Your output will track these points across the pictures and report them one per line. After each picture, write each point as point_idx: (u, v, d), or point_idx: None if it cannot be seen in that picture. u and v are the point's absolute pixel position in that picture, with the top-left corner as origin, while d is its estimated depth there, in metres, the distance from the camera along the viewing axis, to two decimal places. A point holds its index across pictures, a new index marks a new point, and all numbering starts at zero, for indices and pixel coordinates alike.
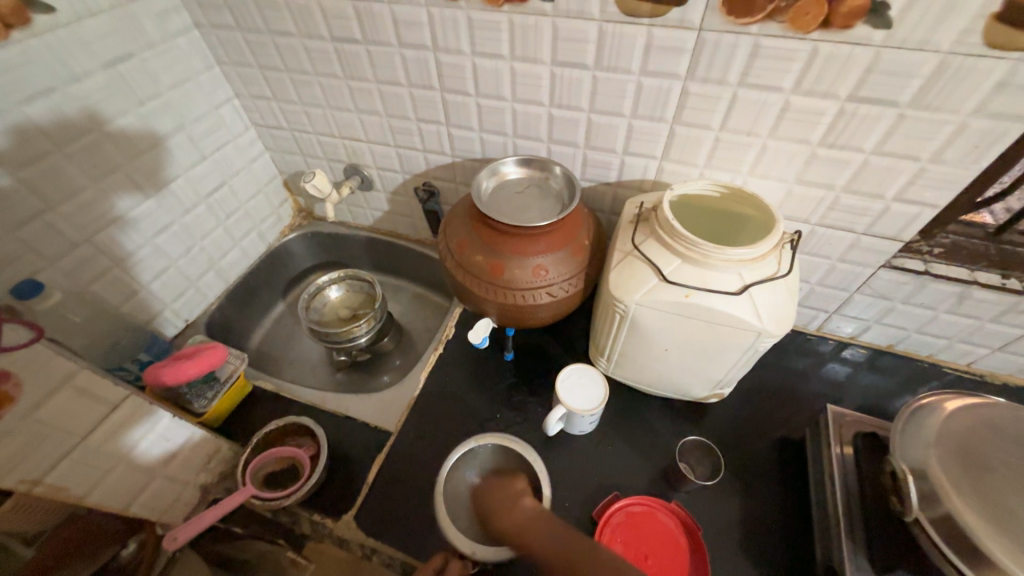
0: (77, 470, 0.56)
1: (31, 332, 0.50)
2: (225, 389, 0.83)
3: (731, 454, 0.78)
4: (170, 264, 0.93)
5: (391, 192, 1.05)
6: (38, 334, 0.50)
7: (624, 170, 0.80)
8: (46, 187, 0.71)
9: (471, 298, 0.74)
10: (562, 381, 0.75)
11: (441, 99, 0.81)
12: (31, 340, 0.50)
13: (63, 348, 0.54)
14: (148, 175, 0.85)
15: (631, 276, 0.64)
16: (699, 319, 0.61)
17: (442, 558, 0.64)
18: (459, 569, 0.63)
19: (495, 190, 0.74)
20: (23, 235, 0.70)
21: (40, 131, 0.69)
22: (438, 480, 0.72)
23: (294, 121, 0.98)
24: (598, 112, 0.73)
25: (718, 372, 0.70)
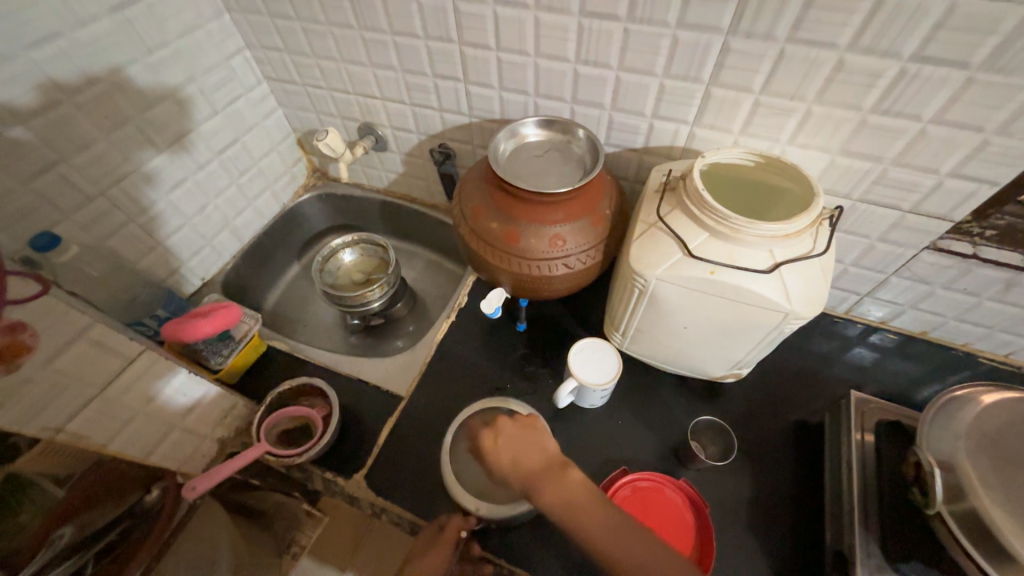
0: (98, 419, 0.58)
1: (37, 287, 0.48)
2: (240, 347, 0.84)
3: (745, 435, 0.76)
4: (184, 222, 0.93)
5: (405, 153, 1.02)
6: (43, 289, 0.49)
7: (652, 136, 0.75)
8: (57, 137, 0.70)
9: (484, 266, 0.72)
10: (574, 354, 0.74)
11: (460, 53, 0.76)
12: (37, 294, 0.48)
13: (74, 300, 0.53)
14: (160, 129, 0.84)
15: (654, 249, 0.60)
16: (723, 296, 0.58)
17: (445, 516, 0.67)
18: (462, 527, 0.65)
19: (513, 153, 0.70)
20: (37, 186, 0.69)
21: (47, 78, 0.67)
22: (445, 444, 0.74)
23: (307, 74, 0.94)
24: (628, 70, 0.67)
25: (738, 353, 0.68)
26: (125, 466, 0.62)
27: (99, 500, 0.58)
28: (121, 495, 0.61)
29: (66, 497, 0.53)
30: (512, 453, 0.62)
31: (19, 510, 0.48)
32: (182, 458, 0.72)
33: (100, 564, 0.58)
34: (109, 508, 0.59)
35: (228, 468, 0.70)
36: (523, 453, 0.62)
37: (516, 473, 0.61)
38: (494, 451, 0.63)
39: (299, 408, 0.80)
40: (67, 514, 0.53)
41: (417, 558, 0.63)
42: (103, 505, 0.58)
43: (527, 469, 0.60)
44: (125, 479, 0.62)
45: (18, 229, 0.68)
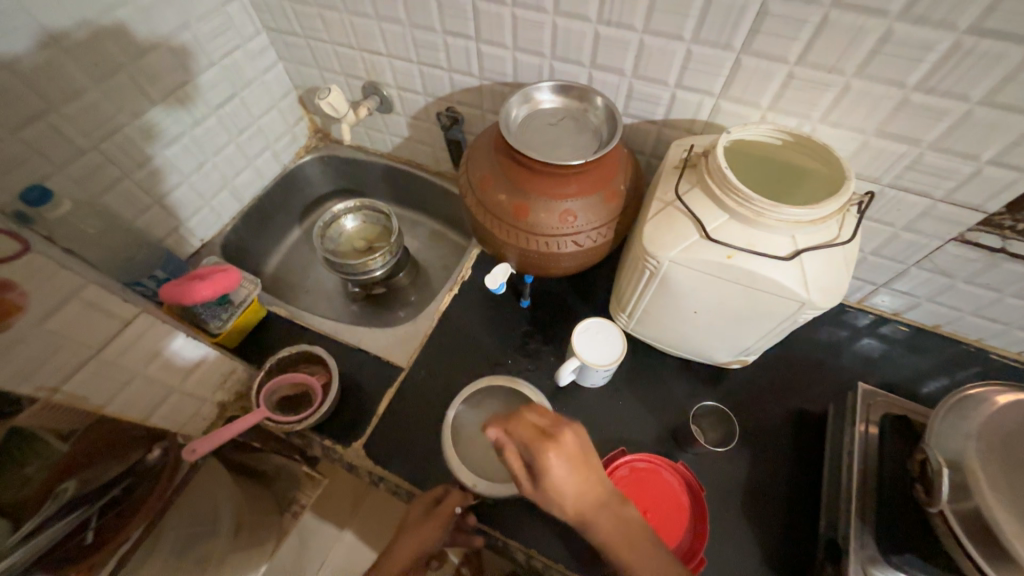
0: (94, 380, 0.55)
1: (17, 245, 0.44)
2: (240, 312, 0.83)
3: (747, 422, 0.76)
4: (182, 180, 0.89)
5: (411, 116, 0.97)
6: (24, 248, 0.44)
7: (673, 108, 0.70)
8: (45, 84, 0.66)
9: (490, 240, 0.69)
10: (578, 334, 0.73)
11: (472, 7, 0.71)
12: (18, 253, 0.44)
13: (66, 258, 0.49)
14: (153, 80, 0.79)
15: (669, 229, 0.58)
16: (738, 283, 0.56)
17: (442, 488, 0.68)
18: (457, 499, 0.66)
19: (526, 120, 0.66)
20: (26, 136, 0.66)
21: (31, 19, 0.62)
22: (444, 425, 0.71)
23: (309, 26, 0.88)
24: (653, 34, 0.62)
25: (747, 339, 0.66)
26: (126, 424, 0.61)
27: (101, 456, 0.57)
28: (123, 451, 0.61)
29: (71, 451, 0.53)
30: (572, 476, 0.55)
31: (31, 460, 0.48)
32: (181, 421, 0.71)
33: (105, 517, 0.59)
34: (111, 465, 0.59)
35: (227, 433, 0.69)
36: (581, 478, 0.56)
37: (573, 500, 0.55)
38: (555, 472, 0.55)
39: (299, 375, 0.80)
40: (71, 468, 0.53)
41: (409, 529, 0.66)
42: (104, 459, 0.58)
43: (584, 496, 0.56)
44: (126, 438, 0.61)
45: (9, 181, 0.66)
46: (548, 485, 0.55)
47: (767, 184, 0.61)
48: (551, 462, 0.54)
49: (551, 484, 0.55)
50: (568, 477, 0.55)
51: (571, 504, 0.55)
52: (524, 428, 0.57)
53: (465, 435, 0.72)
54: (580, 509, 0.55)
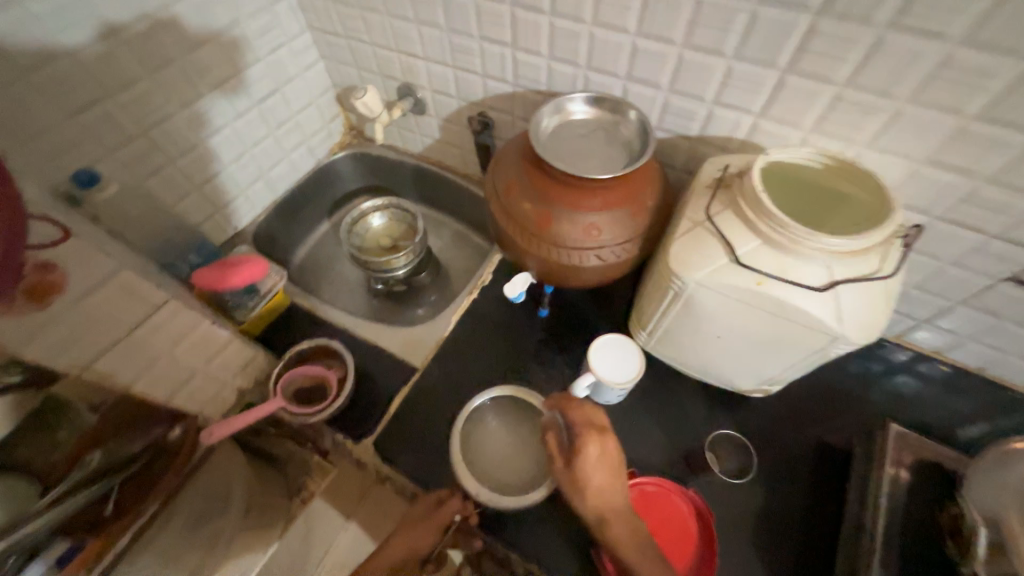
0: (123, 359, 0.58)
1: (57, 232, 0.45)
2: (264, 302, 0.86)
3: (766, 454, 0.72)
4: (221, 170, 0.92)
5: (443, 119, 0.98)
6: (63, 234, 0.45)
7: (709, 124, 0.68)
8: (102, 73, 0.69)
9: (512, 247, 0.69)
10: (595, 349, 0.71)
11: (510, 15, 0.71)
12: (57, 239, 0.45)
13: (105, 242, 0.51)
14: (201, 74, 0.82)
15: (697, 250, 0.56)
16: (767, 310, 0.54)
17: (447, 492, 0.68)
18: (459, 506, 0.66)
19: (556, 130, 0.65)
20: (82, 121, 0.69)
21: (93, 11, 0.65)
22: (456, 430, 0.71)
23: (350, 27, 0.90)
24: (693, 48, 0.61)
25: (772, 369, 0.63)
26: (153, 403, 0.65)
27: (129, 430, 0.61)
28: (148, 427, 0.65)
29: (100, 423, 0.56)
30: (605, 477, 0.57)
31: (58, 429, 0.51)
32: (203, 403, 0.73)
33: None
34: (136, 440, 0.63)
35: (247, 421, 0.72)
36: (612, 483, 0.57)
37: (597, 501, 0.56)
38: (592, 466, 0.57)
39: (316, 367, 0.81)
40: (98, 439, 0.56)
41: (407, 527, 0.67)
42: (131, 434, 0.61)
43: (610, 501, 0.56)
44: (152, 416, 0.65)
45: (63, 163, 0.69)
46: (580, 476, 0.57)
47: (807, 206, 0.60)
48: (589, 448, 0.57)
49: (584, 473, 0.57)
50: (599, 477, 0.57)
51: (594, 505, 0.56)
52: (575, 415, 0.61)
53: (473, 442, 0.72)
54: (601, 511, 0.56)
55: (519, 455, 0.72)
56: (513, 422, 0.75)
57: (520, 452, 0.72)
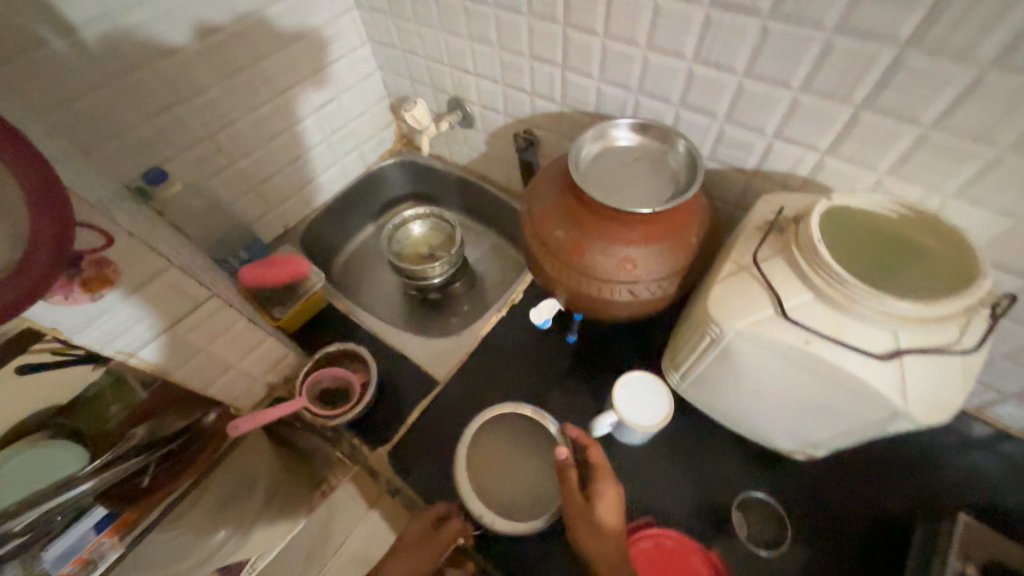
0: (166, 349, 0.61)
1: (101, 239, 0.47)
2: (301, 301, 0.87)
3: (806, 523, 0.65)
4: (278, 172, 0.97)
5: (490, 133, 0.98)
6: (107, 241, 0.47)
7: (768, 158, 0.63)
8: (179, 80, 0.75)
9: (542, 273, 0.67)
10: (620, 386, 0.68)
11: (563, 35, 0.69)
12: (102, 245, 0.47)
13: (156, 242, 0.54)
14: (267, 83, 0.87)
15: (740, 296, 0.51)
16: (814, 372, 0.48)
17: (446, 509, 0.67)
18: (458, 528, 0.64)
19: (598, 156, 0.63)
20: (157, 124, 0.75)
21: (175, 24, 0.71)
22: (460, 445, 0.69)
23: (407, 41, 0.92)
24: (755, 77, 0.56)
25: (819, 434, 0.57)
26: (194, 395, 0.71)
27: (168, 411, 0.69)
28: (190, 410, 0.73)
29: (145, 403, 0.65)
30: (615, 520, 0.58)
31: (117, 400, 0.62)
32: (235, 394, 0.76)
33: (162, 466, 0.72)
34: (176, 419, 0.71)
35: (270, 416, 0.74)
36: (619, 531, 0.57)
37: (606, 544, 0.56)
38: (603, 502, 0.59)
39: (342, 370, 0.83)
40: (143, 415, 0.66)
41: (405, 547, 0.65)
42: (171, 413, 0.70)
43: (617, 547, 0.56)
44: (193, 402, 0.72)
45: (138, 160, 0.75)
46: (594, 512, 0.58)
47: (866, 246, 0.54)
48: (601, 484, 0.60)
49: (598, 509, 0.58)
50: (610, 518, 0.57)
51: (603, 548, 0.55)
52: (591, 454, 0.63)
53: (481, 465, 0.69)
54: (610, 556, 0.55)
55: (528, 479, 0.69)
56: (520, 441, 0.71)
57: (527, 475, 0.69)
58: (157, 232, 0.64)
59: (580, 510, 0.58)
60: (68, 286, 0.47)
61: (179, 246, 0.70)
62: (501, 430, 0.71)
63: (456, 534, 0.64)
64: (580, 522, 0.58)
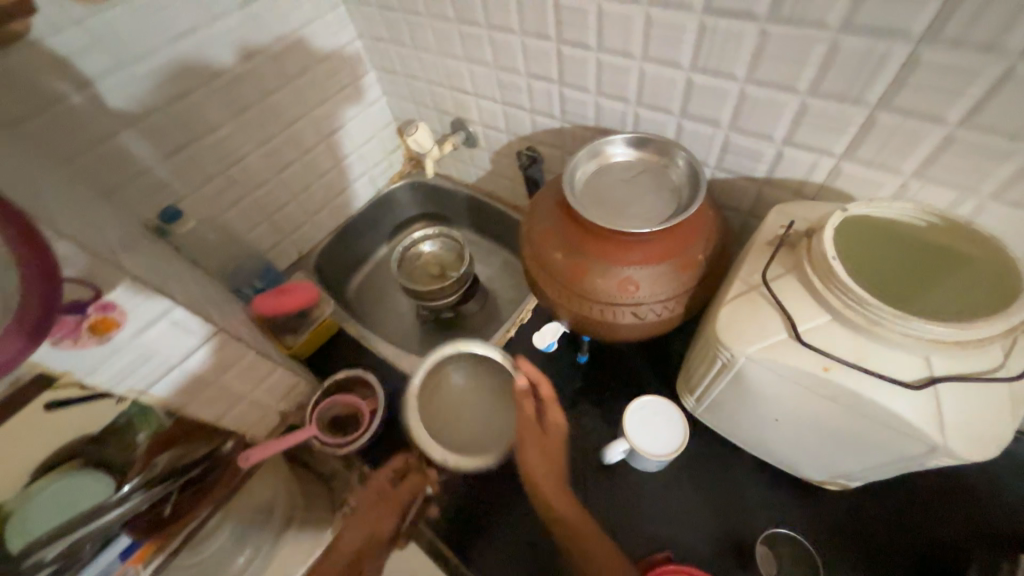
0: (177, 385, 0.62)
1: (91, 292, 0.48)
2: (312, 328, 0.89)
3: (840, 555, 0.60)
4: (289, 201, 0.99)
5: (494, 151, 0.97)
6: (98, 293, 0.48)
7: (780, 165, 0.59)
8: (190, 121, 0.78)
9: (543, 296, 0.65)
10: (632, 412, 0.64)
11: (557, 51, 0.68)
12: (95, 297, 0.48)
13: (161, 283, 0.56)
14: (275, 117, 0.89)
15: (749, 319, 0.47)
16: (835, 401, 0.44)
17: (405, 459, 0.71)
18: (419, 479, 0.69)
19: (595, 174, 0.61)
20: (172, 164, 0.78)
21: (184, 69, 0.74)
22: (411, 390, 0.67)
23: (408, 66, 0.93)
24: (758, 83, 0.53)
25: (847, 465, 0.52)
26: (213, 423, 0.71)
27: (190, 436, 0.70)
28: (211, 436, 0.73)
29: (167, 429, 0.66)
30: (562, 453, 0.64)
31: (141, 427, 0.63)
32: (249, 423, 0.77)
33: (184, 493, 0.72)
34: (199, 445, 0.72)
35: (280, 445, 0.76)
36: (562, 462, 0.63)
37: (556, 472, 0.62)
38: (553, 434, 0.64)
39: (351, 397, 0.83)
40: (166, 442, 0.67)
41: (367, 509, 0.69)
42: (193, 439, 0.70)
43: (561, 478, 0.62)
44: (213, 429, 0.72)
45: (155, 200, 0.79)
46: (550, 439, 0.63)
47: (883, 260, 0.49)
48: (556, 414, 0.65)
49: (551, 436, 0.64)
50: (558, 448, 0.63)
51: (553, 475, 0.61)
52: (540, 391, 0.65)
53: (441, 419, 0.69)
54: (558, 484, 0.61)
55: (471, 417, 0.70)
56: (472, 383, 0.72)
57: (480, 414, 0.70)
58: (169, 270, 0.66)
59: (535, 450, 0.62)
60: (76, 331, 0.48)
61: (192, 281, 0.73)
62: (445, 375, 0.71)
63: (417, 487, 0.69)
64: (534, 453, 0.62)
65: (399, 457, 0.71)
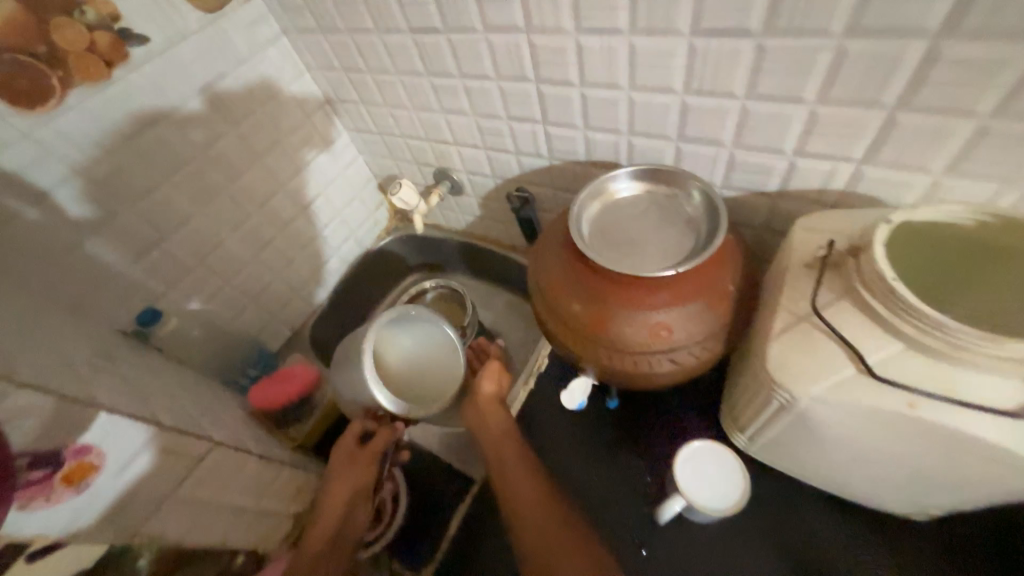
0: (175, 515, 0.53)
1: (44, 449, 0.40)
2: (318, 415, 0.85)
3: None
4: (274, 278, 0.93)
5: (482, 196, 0.93)
6: (55, 447, 0.41)
7: (793, 177, 0.55)
8: (158, 217, 0.73)
9: (564, 349, 0.59)
10: (682, 463, 0.59)
11: (537, 92, 0.65)
12: (53, 451, 0.41)
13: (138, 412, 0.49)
14: (249, 195, 0.84)
15: (808, 353, 0.42)
16: (923, 438, 0.39)
17: (361, 425, 0.69)
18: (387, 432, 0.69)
19: (602, 212, 0.57)
20: (143, 265, 0.73)
21: (145, 165, 0.69)
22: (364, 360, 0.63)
23: (382, 124, 0.90)
24: (760, 98, 0.50)
25: (933, 496, 0.47)
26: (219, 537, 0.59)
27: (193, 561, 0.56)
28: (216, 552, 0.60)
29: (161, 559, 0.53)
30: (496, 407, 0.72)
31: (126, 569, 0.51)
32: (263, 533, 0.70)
33: None
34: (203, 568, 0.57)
35: None
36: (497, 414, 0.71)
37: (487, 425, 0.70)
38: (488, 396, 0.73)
39: None
40: None
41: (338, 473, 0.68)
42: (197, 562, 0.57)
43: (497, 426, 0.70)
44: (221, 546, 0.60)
45: (129, 304, 0.73)
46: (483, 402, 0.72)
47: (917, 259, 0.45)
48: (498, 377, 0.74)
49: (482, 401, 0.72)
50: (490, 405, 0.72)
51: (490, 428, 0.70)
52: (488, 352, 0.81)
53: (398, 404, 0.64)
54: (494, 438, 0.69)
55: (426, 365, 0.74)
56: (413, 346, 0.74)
57: (432, 373, 0.73)
58: (150, 385, 0.60)
59: (489, 395, 0.73)
60: (47, 485, 0.41)
61: (178, 390, 0.66)
62: (387, 334, 0.72)
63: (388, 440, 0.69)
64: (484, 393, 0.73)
65: (359, 420, 0.69)
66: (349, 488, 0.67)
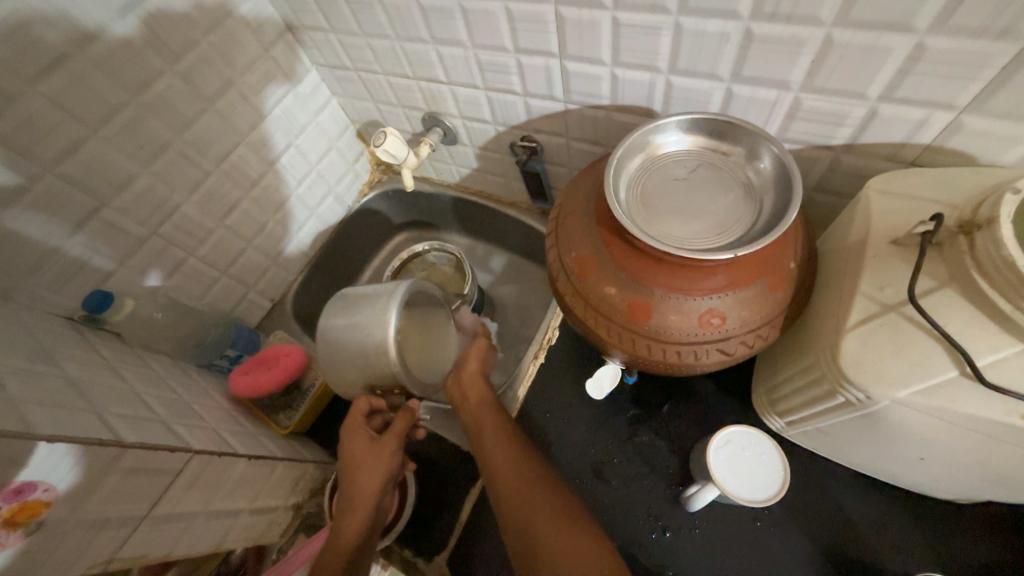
0: (158, 529, 0.47)
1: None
2: (307, 399, 0.77)
3: (991, 553, 0.56)
4: (246, 245, 0.80)
5: (480, 146, 0.80)
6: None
7: (869, 129, 0.46)
8: (92, 181, 0.58)
9: (589, 336, 0.52)
10: (717, 449, 0.54)
11: (557, 16, 0.51)
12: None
13: (87, 436, 0.41)
14: (205, 149, 0.69)
15: (898, 349, 0.37)
16: (1019, 446, 0.36)
17: (367, 404, 0.57)
18: (405, 417, 0.58)
19: (642, 175, 0.48)
20: (81, 240, 0.59)
21: (63, 112, 0.54)
22: (389, 333, 0.52)
23: (358, 58, 0.74)
24: (853, 26, 0.39)
25: (993, 488, 0.45)
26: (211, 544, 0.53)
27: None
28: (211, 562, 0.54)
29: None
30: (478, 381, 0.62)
31: None
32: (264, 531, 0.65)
33: None
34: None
35: (316, 542, 0.63)
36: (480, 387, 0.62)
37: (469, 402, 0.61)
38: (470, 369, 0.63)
39: None
40: None
41: (356, 462, 0.57)
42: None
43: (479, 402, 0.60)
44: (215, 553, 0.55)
45: (70, 288, 0.60)
46: (466, 375, 0.63)
47: None
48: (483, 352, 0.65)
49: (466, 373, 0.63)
50: (473, 380, 0.62)
51: (477, 405, 0.60)
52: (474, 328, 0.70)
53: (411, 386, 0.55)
54: (478, 415, 0.59)
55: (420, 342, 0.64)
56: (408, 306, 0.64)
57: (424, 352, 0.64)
58: (107, 392, 0.50)
59: (475, 376, 0.63)
60: None
61: (145, 389, 0.56)
62: None
63: (409, 423, 0.58)
64: (471, 372, 0.63)
65: (363, 397, 0.58)
66: (373, 476, 0.56)
